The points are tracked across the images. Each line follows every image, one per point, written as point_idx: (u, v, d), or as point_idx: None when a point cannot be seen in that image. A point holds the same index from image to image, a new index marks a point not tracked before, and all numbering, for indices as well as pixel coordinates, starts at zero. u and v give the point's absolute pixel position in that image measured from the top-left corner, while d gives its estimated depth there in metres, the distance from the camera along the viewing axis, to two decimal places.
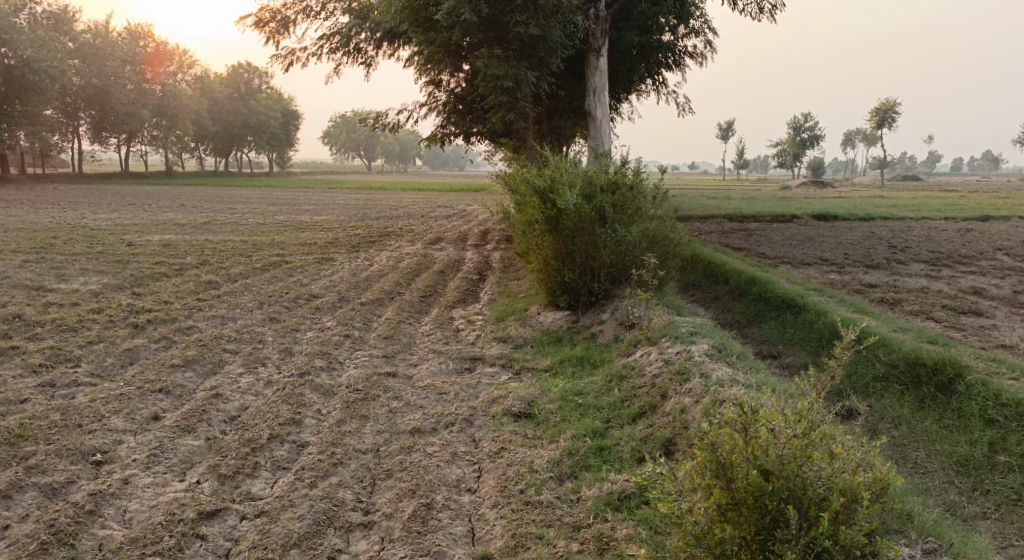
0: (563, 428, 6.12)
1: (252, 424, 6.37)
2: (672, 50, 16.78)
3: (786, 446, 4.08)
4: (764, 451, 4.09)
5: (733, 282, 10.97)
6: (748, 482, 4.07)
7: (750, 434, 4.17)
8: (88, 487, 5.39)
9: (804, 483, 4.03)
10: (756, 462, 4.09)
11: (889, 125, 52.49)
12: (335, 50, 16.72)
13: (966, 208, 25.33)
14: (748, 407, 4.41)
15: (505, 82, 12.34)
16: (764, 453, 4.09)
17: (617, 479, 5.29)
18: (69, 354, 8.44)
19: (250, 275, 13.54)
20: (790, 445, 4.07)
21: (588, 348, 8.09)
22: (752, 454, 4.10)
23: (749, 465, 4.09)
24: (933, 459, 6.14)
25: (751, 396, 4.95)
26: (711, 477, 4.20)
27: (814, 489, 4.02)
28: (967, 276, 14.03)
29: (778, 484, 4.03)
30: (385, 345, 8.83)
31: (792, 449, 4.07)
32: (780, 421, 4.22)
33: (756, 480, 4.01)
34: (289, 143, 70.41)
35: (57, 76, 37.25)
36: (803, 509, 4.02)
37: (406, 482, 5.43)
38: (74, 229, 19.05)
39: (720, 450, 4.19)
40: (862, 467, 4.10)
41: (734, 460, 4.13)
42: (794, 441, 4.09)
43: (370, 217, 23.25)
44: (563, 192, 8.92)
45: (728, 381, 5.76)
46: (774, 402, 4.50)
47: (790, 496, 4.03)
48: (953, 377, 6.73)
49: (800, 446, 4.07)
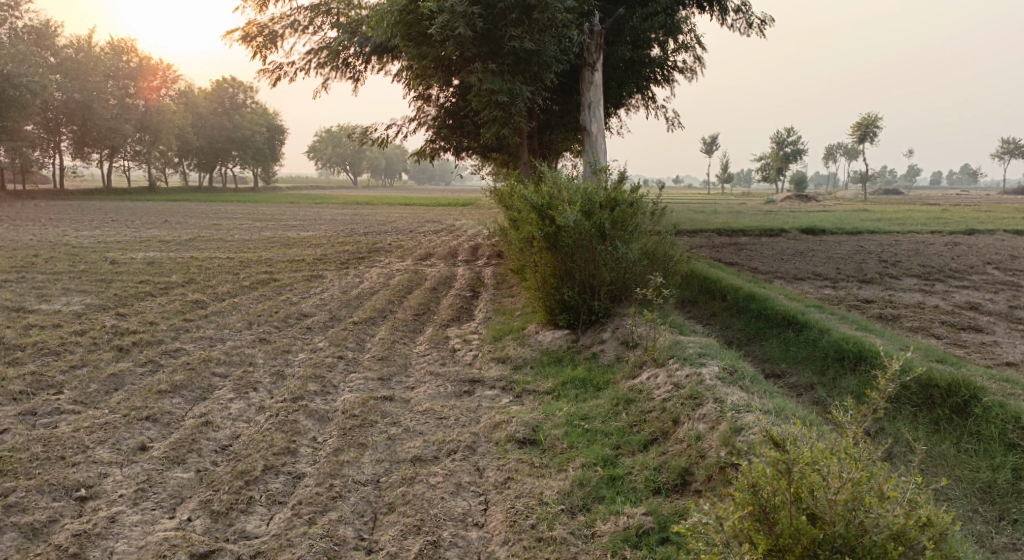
0: (571, 456, 5.88)
1: (245, 454, 6.08)
2: (663, 65, 16.68)
3: (837, 490, 3.94)
4: (814, 496, 3.96)
5: (731, 298, 10.78)
6: (795, 528, 3.94)
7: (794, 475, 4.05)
8: (72, 526, 5.10)
9: (858, 530, 3.89)
10: (803, 507, 3.97)
11: (871, 139, 52.84)
12: (324, 64, 16.49)
13: (952, 221, 25.42)
14: (785, 444, 4.25)
15: (500, 96, 12.17)
16: (812, 497, 3.97)
17: (634, 513, 5.06)
18: (51, 380, 8.12)
19: (238, 294, 13.23)
20: (842, 489, 3.93)
21: (590, 369, 7.85)
22: (798, 497, 3.97)
23: (795, 509, 3.97)
24: (954, 485, 5.93)
25: (779, 429, 4.75)
26: (751, 522, 4.07)
27: (869, 536, 3.88)
28: (961, 291, 13.95)
29: (830, 530, 3.90)
30: (380, 366, 8.55)
31: (844, 493, 3.93)
32: (827, 461, 4.07)
33: (806, 527, 3.87)
34: (274, 158, 70.00)
35: (38, 91, 36.91)
36: (856, 557, 3.88)
37: (411, 517, 5.17)
38: (56, 247, 18.66)
39: (762, 493, 4.07)
40: (916, 509, 3.96)
41: (780, 504, 4.00)
42: (845, 485, 3.95)
43: (357, 232, 22.96)
44: (562, 209, 8.70)
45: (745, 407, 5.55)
46: (811, 438, 4.35)
47: (842, 544, 3.90)
48: (967, 399, 6.57)
49: (853, 491, 3.93)
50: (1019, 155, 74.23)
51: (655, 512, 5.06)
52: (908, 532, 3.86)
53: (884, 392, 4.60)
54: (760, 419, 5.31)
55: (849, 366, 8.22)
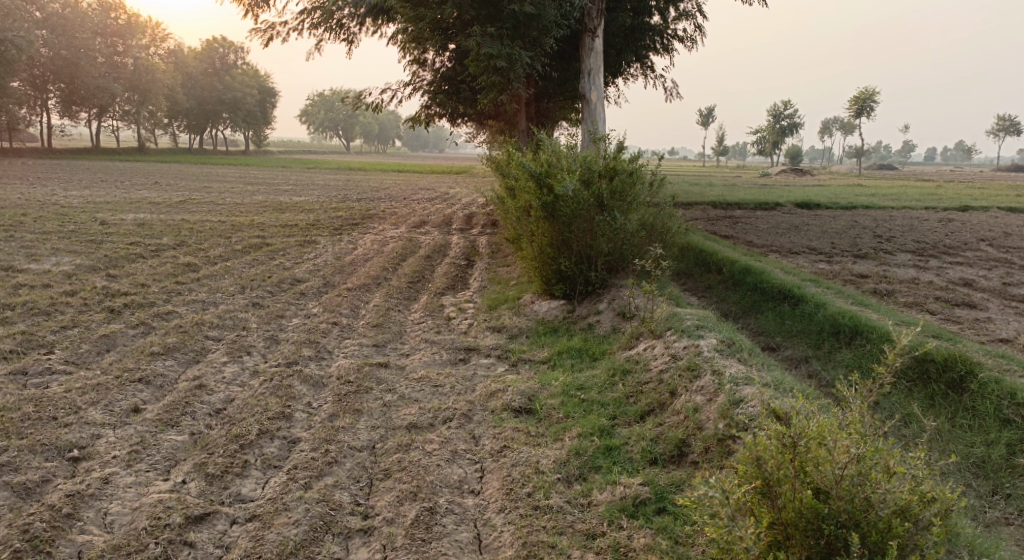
0: (568, 426, 5.86)
1: (240, 418, 6.04)
2: (663, 33, 16.46)
3: (844, 465, 3.93)
4: (821, 471, 3.95)
5: (727, 271, 10.75)
6: (800, 503, 3.95)
7: (799, 449, 4.04)
8: (65, 487, 5.05)
9: (864, 506, 3.89)
10: (808, 481, 3.98)
11: (866, 114, 52.58)
12: (318, 26, 16.21)
13: (946, 198, 25.37)
14: (789, 418, 4.24)
15: (498, 62, 11.98)
16: (818, 472, 3.97)
17: (631, 483, 5.06)
18: (42, 340, 8.05)
19: (230, 257, 13.11)
20: (849, 465, 3.92)
21: (586, 339, 7.82)
22: (803, 471, 3.98)
23: (800, 484, 3.98)
24: (948, 460, 5.96)
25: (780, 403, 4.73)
26: (755, 495, 4.09)
27: (875, 512, 3.88)
28: (955, 267, 13.94)
29: (835, 505, 3.90)
30: (374, 333, 8.50)
31: (851, 468, 3.92)
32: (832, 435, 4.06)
33: (811, 502, 3.89)
34: (266, 121, 69.22)
35: (24, 47, 36.34)
36: (860, 532, 3.88)
37: (407, 483, 5.15)
38: (45, 206, 18.44)
39: (766, 467, 4.08)
40: (922, 485, 3.96)
41: (784, 478, 4.01)
42: (852, 460, 3.94)
43: (351, 198, 22.76)
44: (560, 177, 8.61)
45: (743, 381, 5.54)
46: (817, 413, 4.34)
47: (847, 519, 3.90)
48: (963, 374, 6.57)
49: (860, 465, 3.92)
50: (1014, 132, 74.04)
51: (652, 483, 5.06)
52: (914, 507, 3.85)
53: (892, 367, 4.59)
54: (760, 393, 5.30)
55: (845, 340, 8.20)
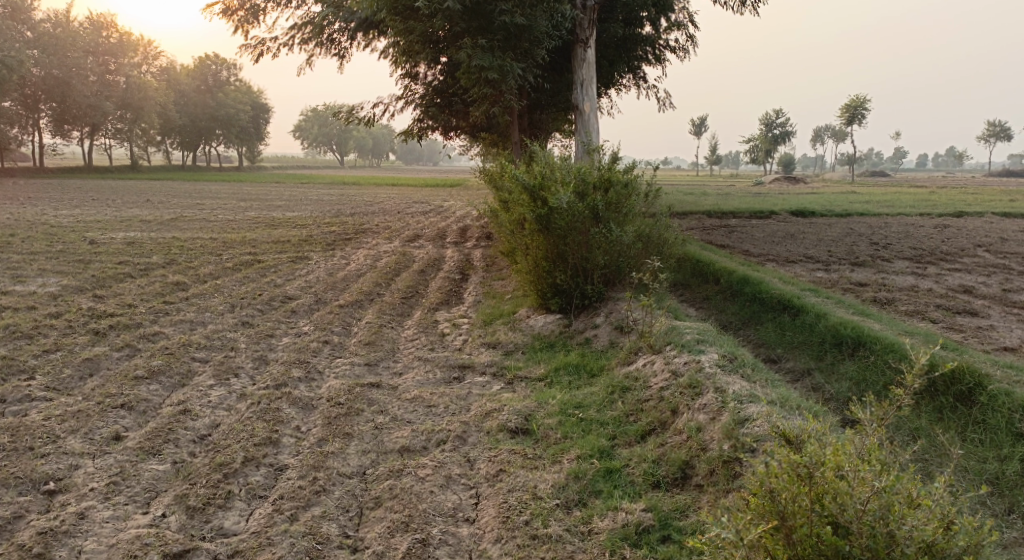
0: (566, 447, 5.64)
1: (224, 444, 5.81)
2: (655, 43, 16.32)
3: (866, 499, 3.75)
4: (840, 504, 3.78)
5: (724, 282, 10.55)
6: (819, 539, 3.78)
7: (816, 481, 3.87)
8: (37, 524, 4.82)
9: (887, 541, 3.71)
10: (826, 515, 3.80)
11: (858, 121, 52.64)
12: (308, 40, 16.05)
13: (941, 204, 25.28)
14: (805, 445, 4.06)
15: (490, 73, 11.81)
16: (838, 505, 3.79)
17: (634, 509, 4.83)
18: (23, 365, 7.81)
19: (220, 275, 12.88)
20: (870, 498, 3.75)
21: (584, 355, 7.61)
22: (821, 505, 3.81)
23: (819, 518, 3.80)
24: (961, 476, 5.73)
25: (791, 426, 4.53)
26: (770, 530, 3.91)
27: (900, 548, 3.69)
28: (954, 274, 13.77)
29: (856, 542, 3.72)
30: (366, 352, 8.27)
31: (872, 502, 3.75)
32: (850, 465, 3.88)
33: (831, 538, 3.71)
34: (259, 137, 69.10)
35: (15, 66, 36.20)
36: None
37: (398, 513, 4.92)
38: (33, 226, 18.20)
39: (780, 499, 3.92)
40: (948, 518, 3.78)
41: (799, 511, 3.84)
42: (875, 492, 3.76)
43: (344, 213, 22.56)
44: (554, 190, 8.41)
45: (748, 399, 5.33)
46: (832, 439, 4.17)
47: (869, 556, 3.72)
48: (972, 387, 6.38)
49: (881, 499, 3.76)
50: (1005, 137, 74.26)
51: (656, 508, 4.84)
52: (939, 541, 3.68)
53: (908, 388, 4.42)
54: (766, 413, 5.10)
55: (848, 351, 7.99)
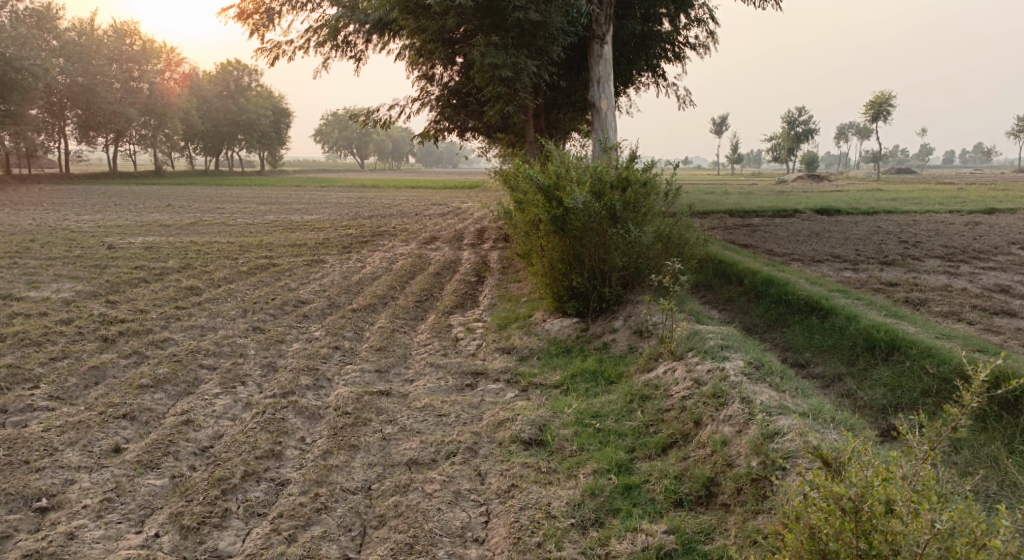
0: (582, 461, 5.32)
1: (225, 457, 5.57)
2: (674, 40, 15.93)
3: (925, 541, 3.42)
4: (895, 545, 3.47)
5: (748, 283, 10.19)
6: None
7: (864, 518, 3.58)
8: (26, 545, 4.69)
9: None
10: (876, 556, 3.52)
11: (884, 117, 51.74)
12: (323, 42, 15.87)
13: (970, 201, 24.63)
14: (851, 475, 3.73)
15: (504, 71, 11.54)
16: (891, 547, 3.48)
17: (655, 531, 4.51)
18: (28, 374, 7.64)
19: (234, 280, 12.71)
20: (930, 541, 3.41)
21: (601, 361, 7.29)
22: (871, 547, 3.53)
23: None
24: (1008, 490, 5.29)
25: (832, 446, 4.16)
26: None
27: None
28: (988, 273, 13.26)
29: None
30: (377, 358, 8.01)
31: (932, 545, 3.42)
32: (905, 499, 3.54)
33: None
34: (281, 141, 69.34)
35: (40, 74, 36.48)
36: None
37: (402, 533, 4.67)
38: (53, 232, 18.17)
39: (823, 538, 3.66)
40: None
41: (844, 552, 3.58)
42: (935, 533, 3.42)
43: (362, 215, 22.37)
44: (570, 189, 8.10)
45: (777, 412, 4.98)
46: (884, 464, 3.81)
47: None
48: (1017, 395, 5.97)
49: (942, 541, 3.42)
50: None
51: (679, 531, 4.51)
52: None
53: (966, 406, 4.05)
54: (799, 428, 4.75)
55: (882, 356, 7.61)
